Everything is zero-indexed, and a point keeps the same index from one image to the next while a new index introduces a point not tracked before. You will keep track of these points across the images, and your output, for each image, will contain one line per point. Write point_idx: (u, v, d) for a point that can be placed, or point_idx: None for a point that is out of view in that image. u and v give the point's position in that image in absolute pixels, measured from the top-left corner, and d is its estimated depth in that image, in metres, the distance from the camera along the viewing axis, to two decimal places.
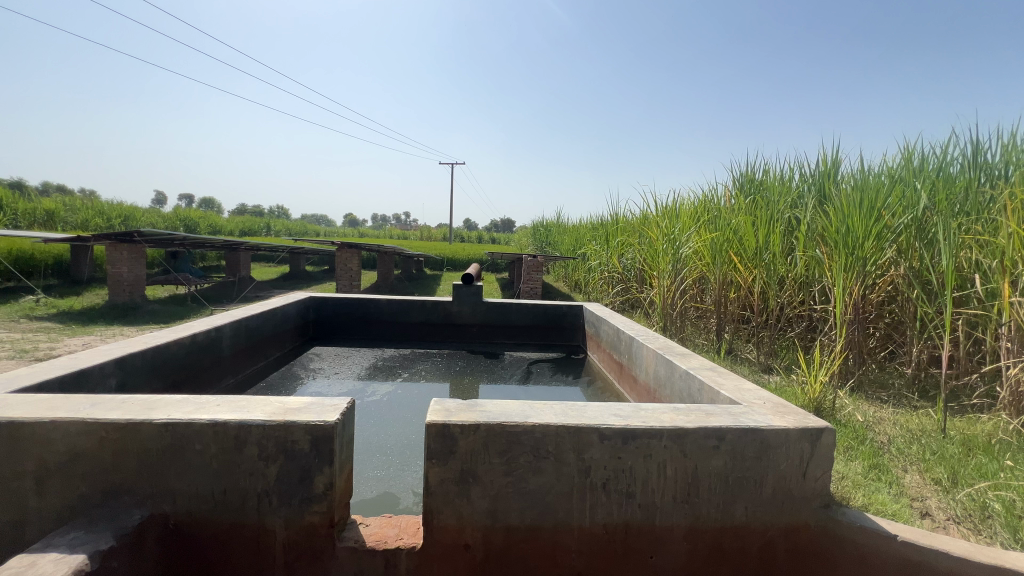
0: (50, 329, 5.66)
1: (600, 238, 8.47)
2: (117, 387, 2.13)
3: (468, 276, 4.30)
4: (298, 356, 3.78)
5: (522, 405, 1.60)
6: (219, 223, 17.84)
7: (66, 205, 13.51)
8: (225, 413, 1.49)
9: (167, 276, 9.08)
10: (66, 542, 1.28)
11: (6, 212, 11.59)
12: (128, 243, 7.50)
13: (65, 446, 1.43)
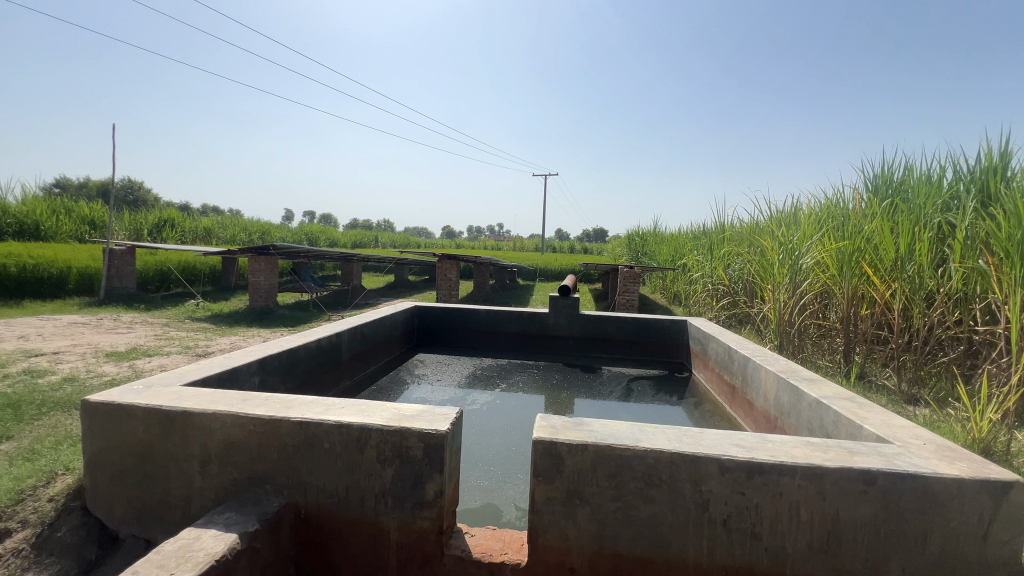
0: (207, 329, 6.68)
1: (702, 248, 7.98)
2: (260, 384, 2.42)
3: (565, 289, 4.28)
4: (404, 362, 4.02)
5: (632, 428, 1.53)
6: (336, 237, 19.83)
7: (220, 222, 15.97)
8: (349, 416, 1.61)
9: (294, 284, 10.28)
10: (222, 520, 1.47)
11: (178, 229, 14.02)
12: (265, 255, 8.62)
13: (223, 435, 1.64)
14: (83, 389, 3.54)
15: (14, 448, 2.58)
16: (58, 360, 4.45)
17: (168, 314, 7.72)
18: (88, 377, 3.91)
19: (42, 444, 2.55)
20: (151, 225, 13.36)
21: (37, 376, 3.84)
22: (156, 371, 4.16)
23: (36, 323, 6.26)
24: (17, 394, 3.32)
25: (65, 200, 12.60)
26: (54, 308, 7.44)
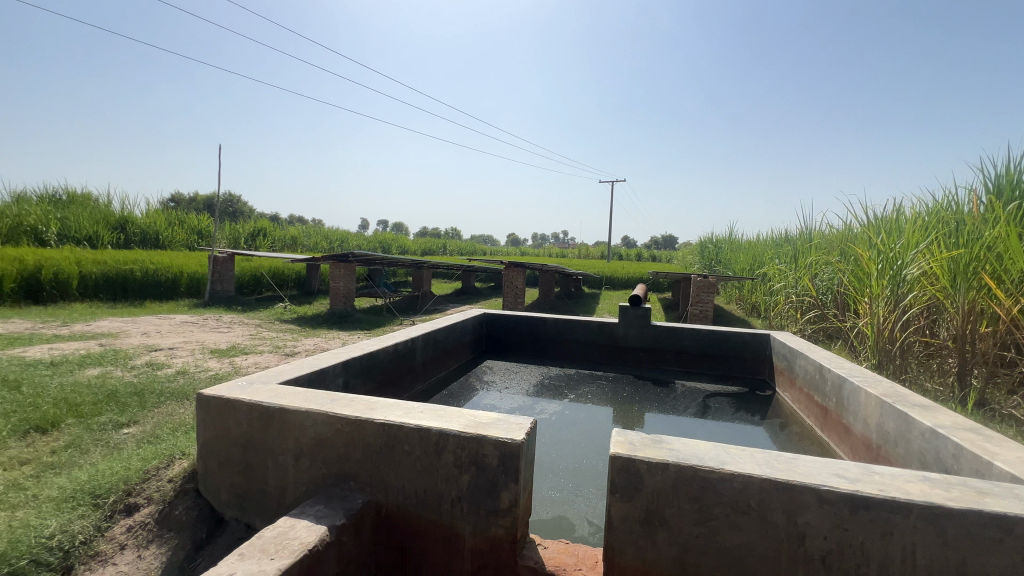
0: (294, 330, 7.23)
1: (785, 256, 7.44)
2: (344, 384, 2.58)
3: (636, 298, 4.17)
4: (473, 368, 4.10)
5: (716, 449, 1.45)
6: (407, 245, 20.75)
7: (304, 231, 17.29)
8: (428, 421, 1.67)
9: (369, 289, 10.87)
10: (313, 512, 1.57)
11: (269, 238, 15.36)
12: (345, 262, 9.21)
13: (314, 432, 1.76)
14: (193, 382, 3.96)
15: (140, 432, 2.93)
16: (173, 355, 5.02)
17: (261, 316, 8.46)
18: (196, 371, 4.38)
19: (161, 430, 2.88)
20: (247, 234, 14.75)
21: (157, 369, 4.35)
22: (252, 368, 4.56)
23: (155, 321, 7.11)
24: (141, 384, 3.78)
25: (179, 213, 14.26)
26: (169, 309, 8.43)
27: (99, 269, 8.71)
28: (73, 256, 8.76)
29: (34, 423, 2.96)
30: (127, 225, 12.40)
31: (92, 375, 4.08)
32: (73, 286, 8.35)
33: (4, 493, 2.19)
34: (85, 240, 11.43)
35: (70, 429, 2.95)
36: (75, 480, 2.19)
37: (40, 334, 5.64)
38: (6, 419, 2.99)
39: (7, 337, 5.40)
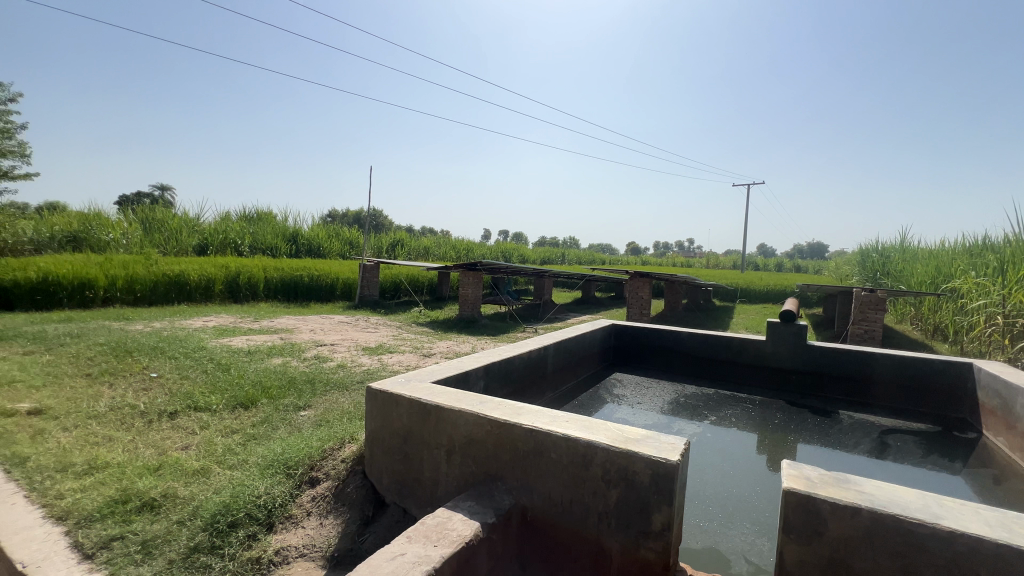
0: (429, 333, 7.86)
1: (986, 268, 6.06)
2: (484, 388, 2.72)
3: (788, 313, 3.73)
4: (602, 380, 4.03)
5: (924, 498, 1.22)
6: (527, 254, 21.32)
7: (435, 241, 18.76)
8: (575, 431, 1.67)
9: (494, 297, 11.36)
10: (466, 507, 1.67)
11: (406, 248, 16.97)
12: (473, 270, 9.76)
13: (466, 431, 1.88)
14: (351, 375, 4.51)
15: (313, 415, 3.43)
16: (334, 349, 5.78)
17: (401, 319, 9.36)
18: (353, 365, 4.98)
19: (330, 415, 3.34)
20: (389, 245, 16.57)
21: (323, 361, 5.05)
22: (397, 366, 5.06)
23: (319, 319, 8.29)
24: (312, 374, 4.42)
25: (336, 226, 16.52)
26: (328, 310, 9.81)
27: (278, 274, 10.46)
28: (261, 264, 10.65)
29: (239, 400, 3.63)
30: (298, 238, 14.73)
31: (276, 363, 4.88)
32: (260, 288, 10.13)
33: (223, 455, 2.71)
34: (269, 251, 13.87)
35: (264, 407, 3.56)
36: (272, 451, 2.64)
37: (239, 327, 6.93)
38: (221, 395, 3.72)
39: (218, 328, 6.73)
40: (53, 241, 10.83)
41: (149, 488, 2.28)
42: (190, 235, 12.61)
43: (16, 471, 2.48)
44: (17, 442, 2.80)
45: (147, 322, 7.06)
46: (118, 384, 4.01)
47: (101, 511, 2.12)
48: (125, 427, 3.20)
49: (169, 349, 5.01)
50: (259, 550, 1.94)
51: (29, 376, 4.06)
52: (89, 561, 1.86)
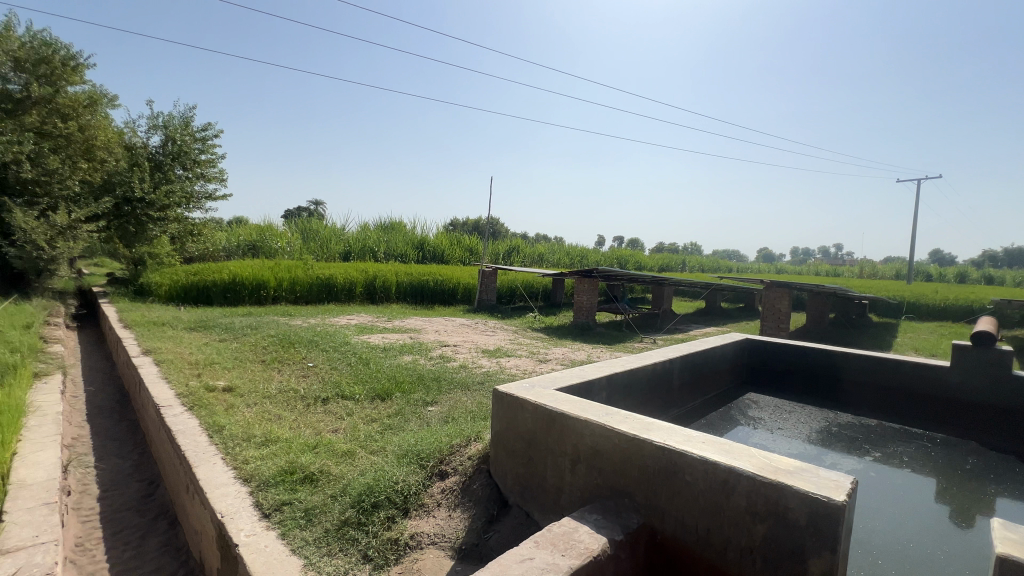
0: (544, 338, 7.94)
1: None
2: (606, 399, 2.65)
3: (984, 336, 3.06)
4: (734, 399, 3.69)
5: None
6: (644, 261, 20.50)
7: (550, 248, 18.97)
8: (714, 454, 1.54)
9: (609, 305, 11.10)
10: (592, 520, 1.64)
11: (522, 254, 17.42)
12: (589, 277, 9.65)
13: (591, 441, 1.85)
14: (472, 375, 4.74)
15: (440, 411, 3.66)
16: (456, 350, 6.13)
17: (516, 323, 9.61)
18: (473, 366, 5.22)
19: (454, 413, 3.53)
20: (505, 251, 17.20)
21: (447, 361, 5.38)
22: (514, 370, 5.19)
23: (442, 321, 8.87)
24: (438, 372, 4.73)
25: (458, 234, 17.59)
26: (450, 312, 10.47)
27: (408, 278, 11.44)
28: (393, 270, 11.75)
29: (377, 392, 4.03)
30: (424, 245, 15.98)
31: (406, 360, 5.32)
32: (393, 291, 11.18)
33: (366, 441, 3.02)
34: (400, 257, 15.26)
35: (398, 400, 3.89)
36: (406, 441, 2.87)
37: (376, 326, 7.71)
38: (363, 386, 4.16)
39: (359, 326, 7.56)
40: (239, 248, 13.15)
41: (309, 463, 2.63)
42: (338, 243, 14.40)
43: (216, 436, 3.04)
44: (216, 412, 3.43)
45: (305, 318, 8.20)
46: (285, 370, 4.71)
47: (275, 478, 2.50)
48: (290, 407, 3.74)
49: (322, 343, 5.76)
50: (397, 532, 2.12)
51: (222, 359, 4.96)
52: (266, 519, 2.20)
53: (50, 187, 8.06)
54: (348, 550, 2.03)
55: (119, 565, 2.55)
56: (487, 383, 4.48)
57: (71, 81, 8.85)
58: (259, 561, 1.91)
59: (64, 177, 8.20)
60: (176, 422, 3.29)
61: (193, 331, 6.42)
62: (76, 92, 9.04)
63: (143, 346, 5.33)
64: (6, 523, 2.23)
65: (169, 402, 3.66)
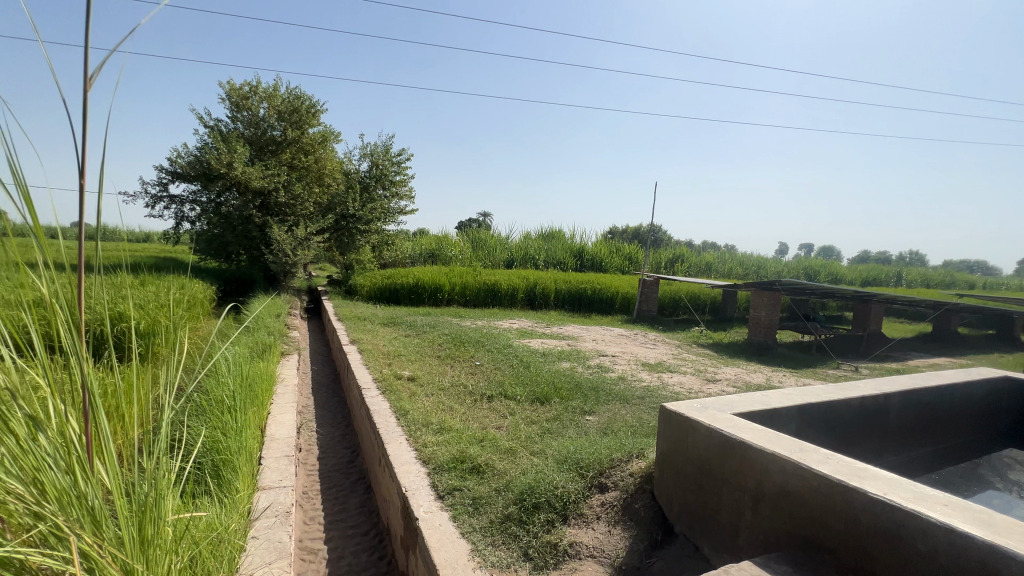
0: (711, 355, 7.26)
1: None
2: (796, 432, 2.29)
3: None
4: (984, 455, 2.83)
5: None
6: (841, 273, 17.30)
7: (720, 257, 17.35)
8: (963, 524, 1.20)
9: (794, 322, 9.63)
10: (781, 571, 1.42)
11: (686, 263, 16.31)
12: (769, 290, 8.52)
13: (779, 479, 1.61)
14: (631, 388, 4.57)
15: (598, 422, 3.61)
16: (614, 361, 5.99)
17: (679, 337, 8.98)
18: (633, 379, 5.04)
19: (613, 425, 3.44)
20: (667, 260, 16.33)
21: (605, 371, 5.29)
22: (677, 387, 4.84)
23: (600, 331, 8.78)
24: (596, 382, 4.67)
25: (617, 242, 17.30)
26: (607, 321, 10.32)
27: (566, 286, 11.63)
28: (553, 277, 12.09)
29: (537, 395, 4.16)
30: (583, 254, 16.10)
31: (565, 367, 5.39)
32: (552, 298, 11.49)
33: (527, 441, 3.14)
34: (559, 265, 15.64)
35: (556, 406, 3.96)
36: (566, 448, 2.90)
37: (535, 331, 8.01)
38: (524, 388, 4.34)
39: (520, 330, 7.95)
40: (421, 256, 15.03)
41: (477, 455, 2.84)
42: (503, 251, 15.42)
43: (402, 419, 3.49)
44: (402, 398, 3.96)
45: (473, 320, 8.95)
46: (457, 367, 5.19)
47: (448, 463, 2.76)
48: (460, 400, 4.10)
49: (488, 344, 6.21)
50: (556, 536, 2.14)
51: (407, 352, 5.71)
52: (441, 500, 2.44)
53: (294, 209, 10.32)
54: (510, 544, 2.12)
55: (331, 515, 3.11)
56: (648, 398, 4.27)
57: (310, 123, 11.06)
58: (435, 537, 2.13)
59: (303, 201, 10.45)
60: (374, 402, 3.89)
61: (386, 326, 7.53)
62: (314, 132, 11.23)
63: (351, 337, 6.45)
64: (262, 466, 2.90)
65: (368, 385, 4.35)
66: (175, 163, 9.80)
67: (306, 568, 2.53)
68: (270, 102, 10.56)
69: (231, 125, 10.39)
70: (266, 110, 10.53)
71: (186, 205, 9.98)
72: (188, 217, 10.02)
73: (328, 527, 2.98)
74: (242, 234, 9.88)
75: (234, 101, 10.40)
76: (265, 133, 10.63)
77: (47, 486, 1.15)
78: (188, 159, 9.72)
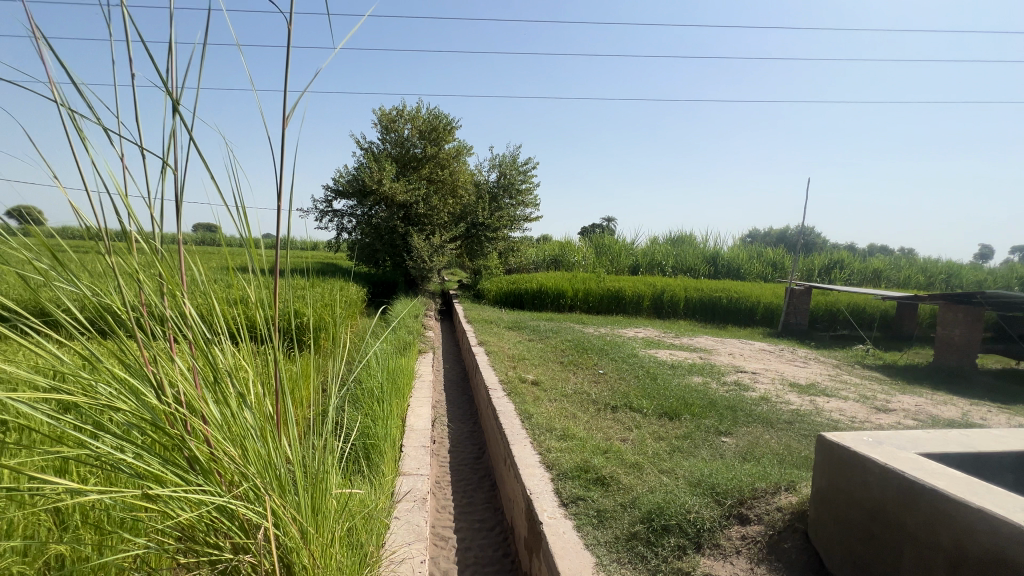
0: (882, 379, 6.13)
1: None
2: (1014, 486, 1.82)
3: None
4: None
5: None
6: None
7: (892, 263, 14.64)
8: None
9: (1004, 344, 7.67)
10: None
11: (847, 270, 14.08)
12: (965, 303, 6.93)
13: (991, 544, 1.31)
14: (776, 410, 4.07)
15: (736, 445, 3.28)
16: (755, 379, 5.40)
17: (838, 355, 7.76)
18: (778, 400, 4.48)
19: (754, 451, 3.10)
20: (822, 266, 14.29)
21: (744, 389, 4.80)
22: (836, 414, 4.18)
23: (737, 344, 7.99)
24: (735, 400, 4.26)
25: (759, 246, 15.64)
26: (746, 334, 9.36)
27: (698, 294, 10.84)
28: (682, 285, 11.36)
29: (665, 410, 3.93)
30: (717, 259, 14.88)
31: (696, 382, 5.02)
32: (682, 306, 10.80)
33: (655, 457, 2.99)
34: (689, 271, 14.66)
35: (687, 423, 3.70)
36: (698, 470, 2.69)
37: (663, 341, 7.59)
38: (650, 401, 4.14)
39: (646, 339, 7.61)
40: (545, 262, 15.29)
41: (602, 466, 2.79)
42: (628, 257, 14.95)
43: (527, 422, 3.57)
44: (526, 401, 4.06)
45: (596, 327, 8.81)
46: (580, 373, 5.16)
47: (572, 472, 2.75)
48: (583, 408, 4.06)
49: (611, 353, 6.05)
50: (688, 565, 1.98)
51: (531, 357, 5.84)
52: (564, 507, 2.43)
53: (431, 219, 11.28)
54: (636, 564, 2.02)
55: (459, 507, 3.30)
56: (797, 423, 3.76)
57: (446, 139, 12.02)
58: (558, 543, 2.13)
59: (438, 211, 11.39)
60: (500, 403, 4.06)
61: (511, 330, 7.79)
62: (449, 147, 12.16)
63: (479, 339, 6.81)
64: (403, 453, 3.20)
65: (495, 386, 4.53)
66: (338, 182, 11.40)
67: (438, 553, 2.71)
68: (413, 123, 11.71)
69: (382, 146, 11.74)
70: (410, 130, 11.70)
71: (345, 218, 11.53)
72: (346, 229, 11.56)
73: (457, 517, 3.16)
74: (388, 242, 11.09)
75: (384, 124, 11.76)
76: (409, 151, 11.81)
77: (251, 451, 1.41)
78: (348, 178, 11.23)
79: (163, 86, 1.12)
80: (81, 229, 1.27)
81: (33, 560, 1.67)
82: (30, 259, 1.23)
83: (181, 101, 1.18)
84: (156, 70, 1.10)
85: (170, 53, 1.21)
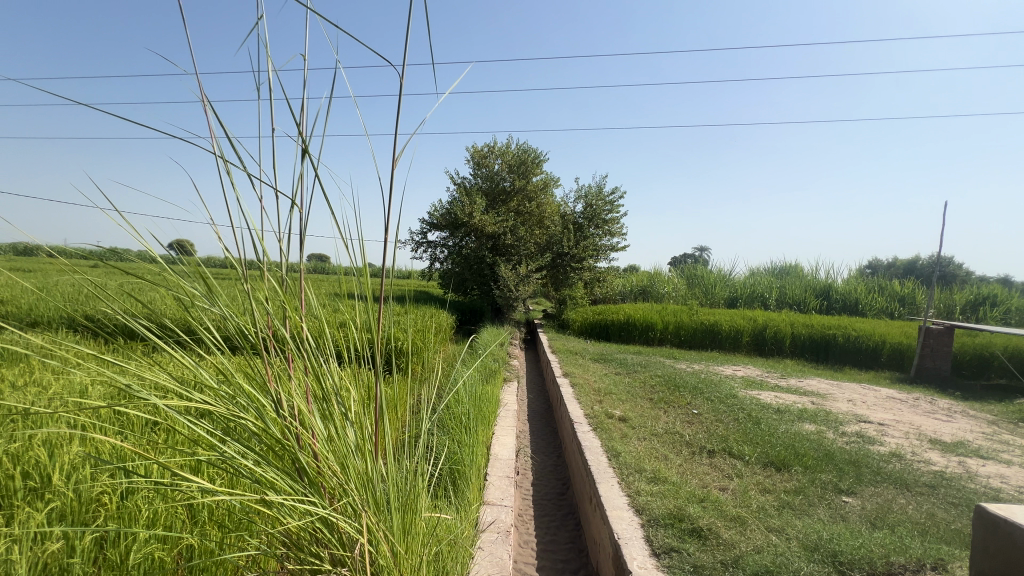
0: None
1: None
2: None
3: None
4: None
5: None
6: None
7: None
8: None
9: None
10: None
11: (1001, 308, 11.92)
12: None
13: None
14: (911, 470, 3.48)
15: (862, 508, 2.83)
16: (884, 431, 4.67)
17: (993, 410, 6.48)
18: (913, 458, 3.83)
19: (886, 517, 2.66)
20: (966, 303, 12.24)
21: (868, 442, 4.17)
22: (995, 481, 3.46)
23: (858, 389, 7.02)
24: (857, 455, 3.70)
25: (881, 278, 13.85)
26: (868, 379, 8.19)
27: (807, 331, 9.76)
28: (788, 320, 10.34)
29: (771, 459, 3.54)
30: (830, 292, 13.40)
31: (807, 430, 4.45)
32: (787, 344, 9.81)
33: (760, 512, 2.69)
34: (796, 305, 13.32)
35: (798, 476, 3.28)
36: (814, 532, 2.37)
37: (765, 382, 6.91)
38: (753, 448, 3.75)
39: (746, 379, 6.98)
40: (632, 292, 14.83)
41: (699, 516, 2.56)
42: (723, 289, 14.02)
43: (614, 460, 3.41)
44: (613, 438, 3.88)
45: (688, 363, 8.28)
46: (671, 412, 4.83)
47: (664, 519, 2.55)
48: (676, 450, 3.78)
49: (707, 392, 5.59)
50: None
51: (618, 391, 5.60)
52: (656, 558, 2.25)
53: (517, 249, 11.55)
54: None
55: (542, 544, 3.19)
56: (942, 489, 3.16)
57: (534, 172, 12.34)
58: None
59: (525, 241, 11.63)
60: (585, 438, 3.92)
61: (596, 362, 7.59)
62: (537, 180, 12.45)
63: (564, 370, 6.70)
64: (488, 483, 3.19)
65: (580, 421, 4.39)
66: (433, 215, 12.12)
67: None
68: (503, 158, 12.19)
69: (473, 181, 12.32)
70: (499, 165, 12.19)
71: (438, 248, 12.15)
72: (438, 258, 12.18)
73: (540, 554, 3.06)
74: (477, 272, 11.48)
75: (476, 161, 12.36)
76: (498, 184, 12.26)
77: (353, 467, 1.50)
78: (441, 212, 11.88)
79: (296, 134, 1.28)
80: (226, 260, 1.46)
81: (170, 549, 1.89)
82: (186, 286, 1.43)
83: (310, 146, 1.34)
84: (292, 123, 1.27)
85: (301, 108, 1.39)
